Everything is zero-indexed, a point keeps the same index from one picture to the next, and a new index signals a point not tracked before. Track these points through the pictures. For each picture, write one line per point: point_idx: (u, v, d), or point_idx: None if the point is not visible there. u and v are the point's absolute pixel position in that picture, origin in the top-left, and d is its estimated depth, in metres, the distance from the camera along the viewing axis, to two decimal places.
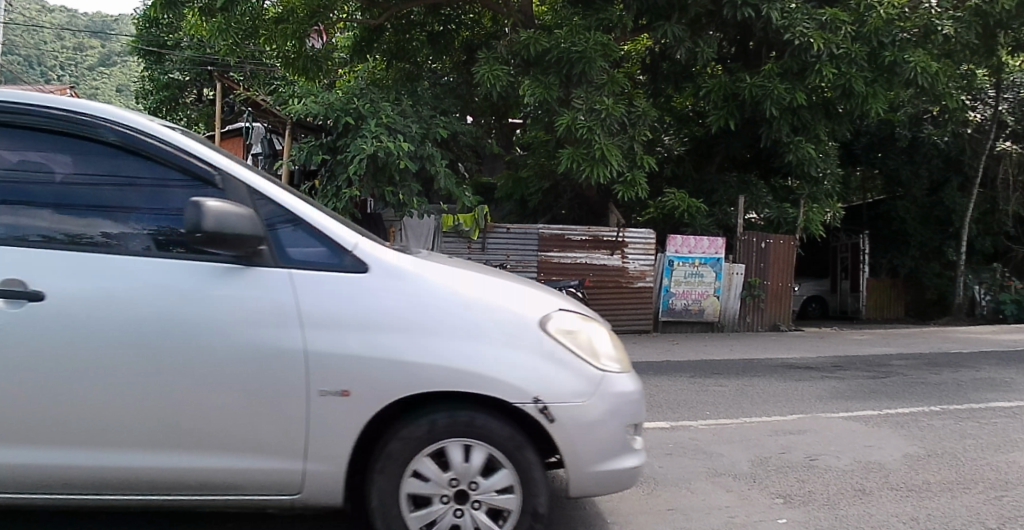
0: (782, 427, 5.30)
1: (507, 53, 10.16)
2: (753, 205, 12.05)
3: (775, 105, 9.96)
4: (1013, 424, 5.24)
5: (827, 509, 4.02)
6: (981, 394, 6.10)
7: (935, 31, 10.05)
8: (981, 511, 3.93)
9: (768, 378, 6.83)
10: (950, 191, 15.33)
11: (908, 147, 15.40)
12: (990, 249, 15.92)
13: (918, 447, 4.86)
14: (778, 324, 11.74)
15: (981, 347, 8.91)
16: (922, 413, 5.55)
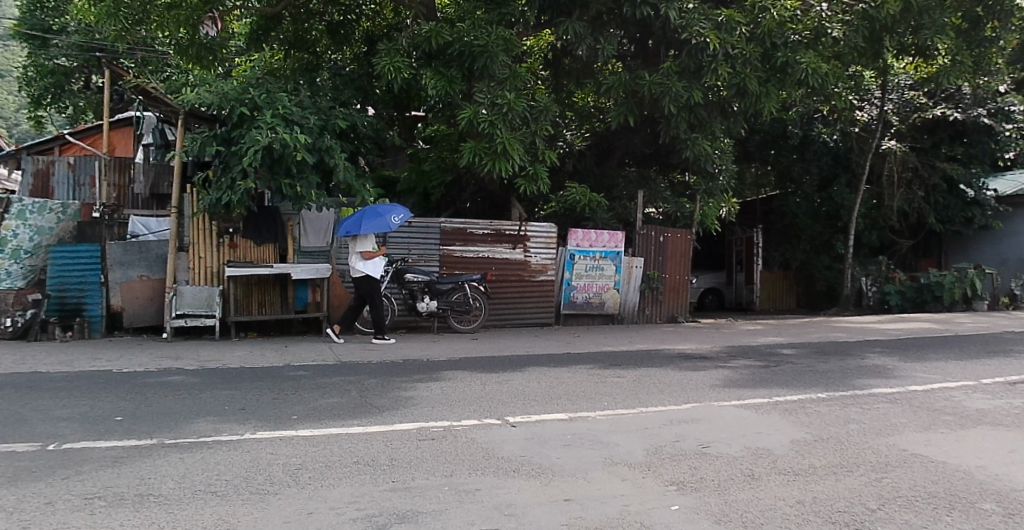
0: (676, 415, 5.43)
1: (408, 45, 9.96)
2: (652, 200, 12.31)
3: (673, 102, 10.18)
4: (893, 409, 5.50)
5: (718, 494, 4.20)
6: (865, 381, 6.39)
7: (825, 35, 10.57)
8: (863, 493, 4.20)
9: (664, 369, 6.96)
10: (838, 186, 16.24)
11: (800, 146, 16.44)
12: (876, 243, 17.23)
13: (805, 433, 5.05)
14: (676, 316, 12.40)
15: (869, 336, 9.40)
16: (809, 400, 5.76)
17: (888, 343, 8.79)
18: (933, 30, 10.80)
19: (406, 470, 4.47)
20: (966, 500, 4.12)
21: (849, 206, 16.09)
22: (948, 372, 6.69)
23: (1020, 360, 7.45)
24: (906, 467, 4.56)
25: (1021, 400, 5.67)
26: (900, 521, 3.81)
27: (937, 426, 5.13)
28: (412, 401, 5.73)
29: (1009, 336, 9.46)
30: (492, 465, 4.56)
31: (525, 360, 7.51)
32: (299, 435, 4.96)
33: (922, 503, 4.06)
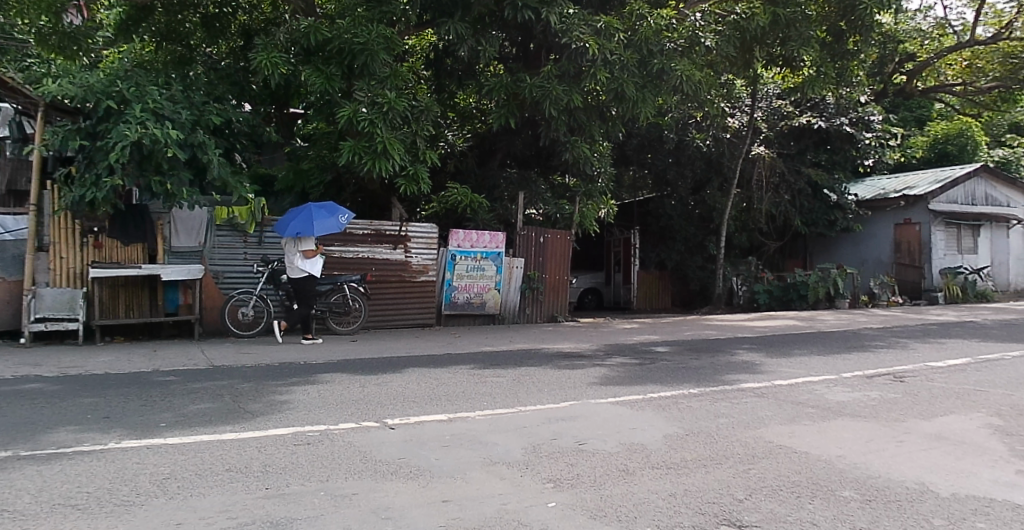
0: (554, 414, 5.51)
1: (286, 41, 10.09)
2: (532, 201, 12.77)
3: (554, 105, 10.36)
4: (759, 403, 5.77)
5: (592, 490, 4.29)
6: (733, 376, 6.71)
7: (699, 43, 11.13)
8: (730, 484, 4.39)
9: (544, 367, 7.08)
10: (712, 190, 17.79)
11: (675, 150, 17.52)
12: (746, 244, 19.11)
13: (677, 427, 5.22)
14: (556, 315, 12.88)
15: (741, 333, 9.94)
16: (681, 395, 5.96)
17: (759, 338, 9.32)
18: (801, 42, 11.65)
19: (280, 476, 4.36)
20: (825, 487, 4.37)
21: (719, 208, 17.70)
22: (810, 367, 7.13)
23: (871, 353, 8.08)
24: (771, 458, 4.77)
25: (874, 392, 6.11)
26: (764, 510, 4.01)
27: (801, 418, 5.41)
28: (287, 405, 5.63)
29: (868, 332, 10.29)
30: (370, 468, 4.50)
31: (406, 361, 7.50)
32: (167, 443, 4.79)
33: (785, 491, 4.29)
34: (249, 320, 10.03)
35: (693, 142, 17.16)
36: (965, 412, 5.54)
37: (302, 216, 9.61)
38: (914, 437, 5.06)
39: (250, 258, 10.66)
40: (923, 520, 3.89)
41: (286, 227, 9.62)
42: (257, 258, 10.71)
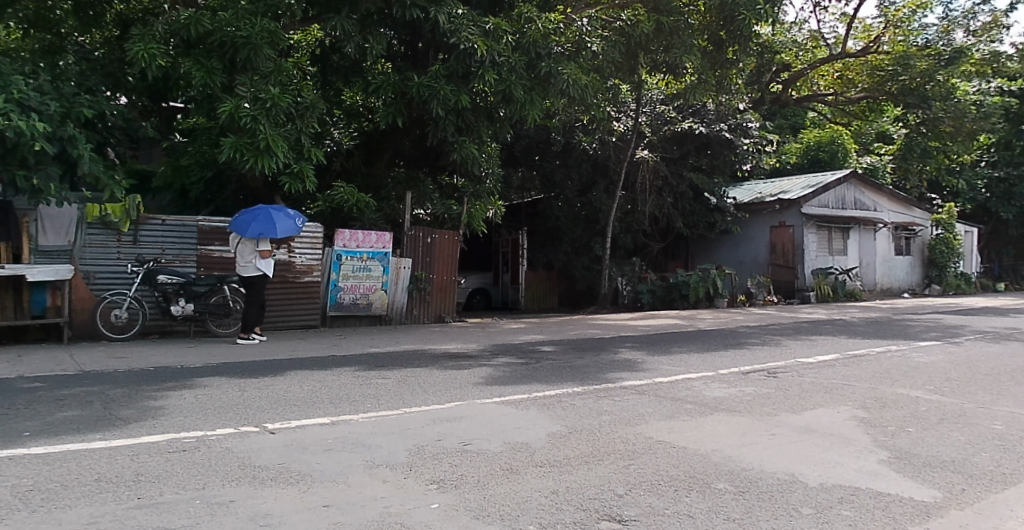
0: (439, 415, 5.53)
1: (164, 31, 9.88)
2: (420, 201, 13.23)
3: (441, 105, 10.56)
4: (640, 400, 5.96)
5: (476, 490, 4.32)
6: (614, 374, 6.92)
7: (586, 48, 11.37)
8: (611, 480, 4.51)
9: (429, 368, 7.10)
10: (597, 192, 18.87)
11: (563, 151, 18.39)
12: (630, 244, 20.32)
13: (561, 425, 5.31)
14: (444, 315, 13.28)
15: (626, 332, 10.32)
16: (564, 394, 6.08)
17: (642, 338, 9.68)
18: (682, 50, 12.58)
19: (155, 485, 4.17)
20: (702, 480, 4.55)
21: (604, 210, 18.90)
22: (689, 364, 7.43)
23: (745, 351, 8.57)
24: (651, 453, 4.92)
25: (748, 387, 6.42)
26: (644, 504, 4.15)
27: (680, 414, 5.61)
28: (162, 411, 5.47)
29: (744, 330, 10.91)
30: (249, 475, 4.39)
31: (291, 363, 7.41)
32: (32, 453, 4.54)
33: (664, 486, 4.44)
34: (123, 322, 9.86)
35: (580, 145, 17.98)
36: (831, 405, 5.92)
37: (261, 217, 9.97)
38: (786, 429, 5.33)
39: (123, 256, 10.37)
40: (793, 509, 4.13)
41: (245, 228, 9.89)
42: (131, 257, 10.44)
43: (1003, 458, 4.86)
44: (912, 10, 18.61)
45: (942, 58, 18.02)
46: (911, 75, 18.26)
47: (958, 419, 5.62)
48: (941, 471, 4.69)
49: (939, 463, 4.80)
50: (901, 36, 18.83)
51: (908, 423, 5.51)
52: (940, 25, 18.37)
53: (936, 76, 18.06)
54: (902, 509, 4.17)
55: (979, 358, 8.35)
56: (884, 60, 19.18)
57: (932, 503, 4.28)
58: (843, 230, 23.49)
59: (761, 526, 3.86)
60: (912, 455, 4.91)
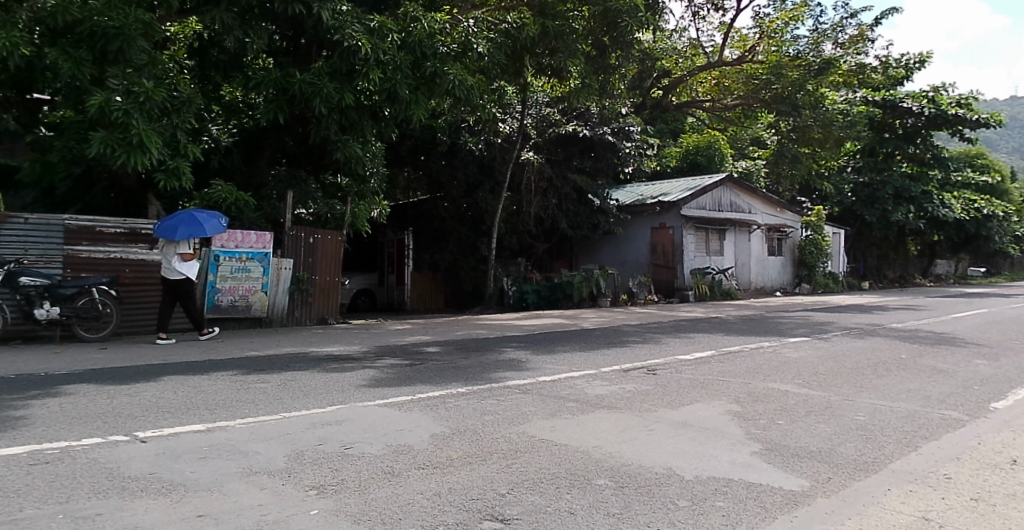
0: (321, 419, 5.43)
1: (27, 18, 9.36)
2: (302, 201, 13.30)
3: (324, 103, 10.38)
4: (523, 399, 6.03)
5: (357, 494, 4.22)
6: (497, 373, 7.01)
7: (472, 48, 11.62)
8: (494, 480, 4.51)
9: (310, 372, 6.98)
10: (482, 193, 19.54)
11: (449, 152, 19.09)
12: (514, 245, 21.10)
13: (444, 427, 5.29)
14: (326, 318, 13.29)
15: (512, 332, 10.50)
16: (448, 395, 6.09)
17: (527, 338, 9.89)
18: (567, 53, 13.23)
19: (10, 501, 3.84)
20: (583, 477, 4.61)
21: (490, 211, 19.50)
22: (573, 363, 7.60)
23: (625, 349, 8.85)
24: (534, 452, 4.96)
25: (629, 385, 6.61)
26: (525, 503, 4.18)
27: (562, 412, 5.69)
28: (23, 422, 5.15)
29: (626, 328, 11.31)
30: (117, 486, 4.14)
31: (164, 369, 7.12)
32: None
33: (546, 483, 4.48)
34: None
35: (466, 146, 18.73)
36: (707, 400, 6.16)
37: (187, 220, 10.18)
38: (664, 425, 5.48)
39: None
40: (670, 502, 4.25)
41: (172, 232, 10.03)
42: None
43: (865, 447, 5.18)
44: (784, 21, 19.66)
45: (812, 68, 19.12)
46: (782, 83, 19.24)
47: (825, 411, 5.98)
48: (808, 461, 4.92)
49: (806, 454, 5.03)
50: (775, 46, 19.83)
51: (779, 416, 5.80)
52: (810, 37, 19.57)
53: (806, 86, 19.11)
54: (774, 499, 4.37)
55: (841, 353, 8.99)
56: (758, 69, 20.09)
57: (801, 492, 4.49)
58: (720, 233, 24.78)
59: (640, 521, 3.95)
60: (782, 447, 5.13)
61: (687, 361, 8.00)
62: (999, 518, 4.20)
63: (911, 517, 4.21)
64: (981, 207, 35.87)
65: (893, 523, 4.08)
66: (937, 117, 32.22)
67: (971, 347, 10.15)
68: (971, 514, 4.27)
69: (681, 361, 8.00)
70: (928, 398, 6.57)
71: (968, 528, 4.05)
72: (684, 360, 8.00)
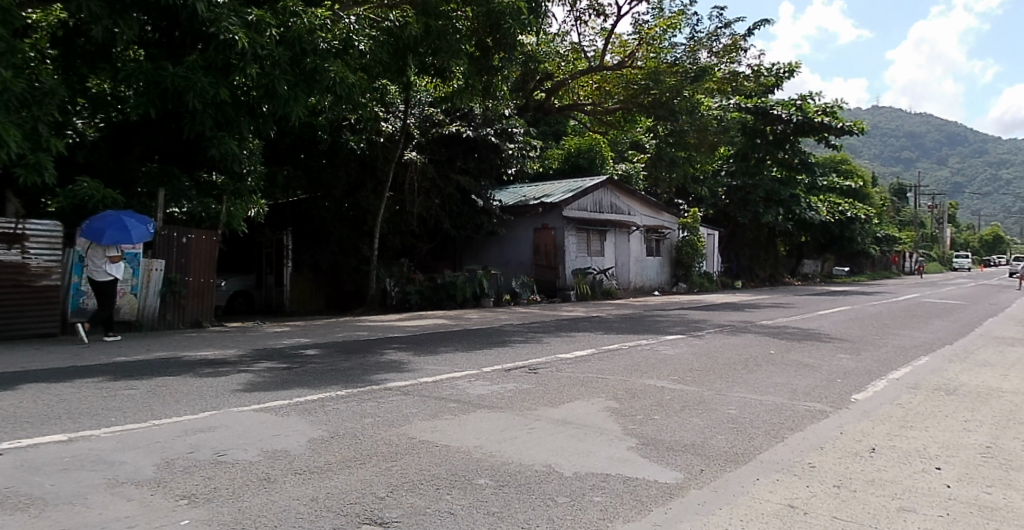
0: (194, 425, 5.25)
1: None
2: (174, 199, 12.72)
3: (198, 97, 10.15)
4: (403, 400, 5.99)
5: (231, 503, 4.04)
6: (376, 375, 6.96)
7: (352, 45, 11.39)
8: (373, 483, 4.44)
9: (181, 378, 6.73)
10: (364, 193, 19.56)
11: (330, 150, 18.63)
12: (397, 245, 21.13)
13: (323, 431, 5.19)
14: (202, 322, 13.00)
15: (393, 334, 10.51)
16: (326, 398, 5.99)
17: (410, 339, 9.88)
18: (450, 53, 13.21)
19: None
20: (464, 477, 4.59)
21: (372, 210, 19.68)
22: (456, 364, 7.64)
23: (507, 349, 8.98)
24: (413, 453, 4.92)
25: (511, 384, 6.69)
26: (404, 505, 4.12)
27: (443, 412, 5.69)
28: None
29: (508, 328, 11.49)
30: None
31: (18, 377, 6.71)
32: None
33: (426, 485, 4.43)
34: None
35: (348, 144, 18.37)
36: (587, 398, 6.30)
37: (115, 225, 10.38)
38: (544, 423, 5.54)
39: None
40: (550, 499, 4.30)
41: (99, 235, 10.22)
42: None
43: (735, 438, 5.39)
44: (662, 29, 20.36)
45: (688, 75, 20.17)
46: (661, 88, 19.94)
47: (699, 405, 6.21)
48: (683, 454, 5.06)
49: (681, 447, 5.18)
50: (653, 53, 20.44)
51: (656, 411, 5.97)
52: (687, 45, 20.65)
53: (682, 92, 20.00)
54: (649, 492, 4.48)
55: (715, 350, 9.43)
56: (637, 75, 20.64)
57: (675, 484, 4.61)
58: (599, 233, 25.48)
59: (519, 519, 3.97)
60: (658, 441, 5.27)
61: (567, 359, 8.24)
62: (857, 502, 4.44)
63: (779, 505, 4.39)
64: (843, 209, 41.83)
65: (760, 511, 4.24)
66: (806, 123, 33.01)
67: (832, 342, 10.87)
68: (833, 500, 4.49)
69: (561, 359, 8.23)
70: (796, 391, 6.96)
71: (828, 513, 4.27)
72: (564, 358, 8.23)
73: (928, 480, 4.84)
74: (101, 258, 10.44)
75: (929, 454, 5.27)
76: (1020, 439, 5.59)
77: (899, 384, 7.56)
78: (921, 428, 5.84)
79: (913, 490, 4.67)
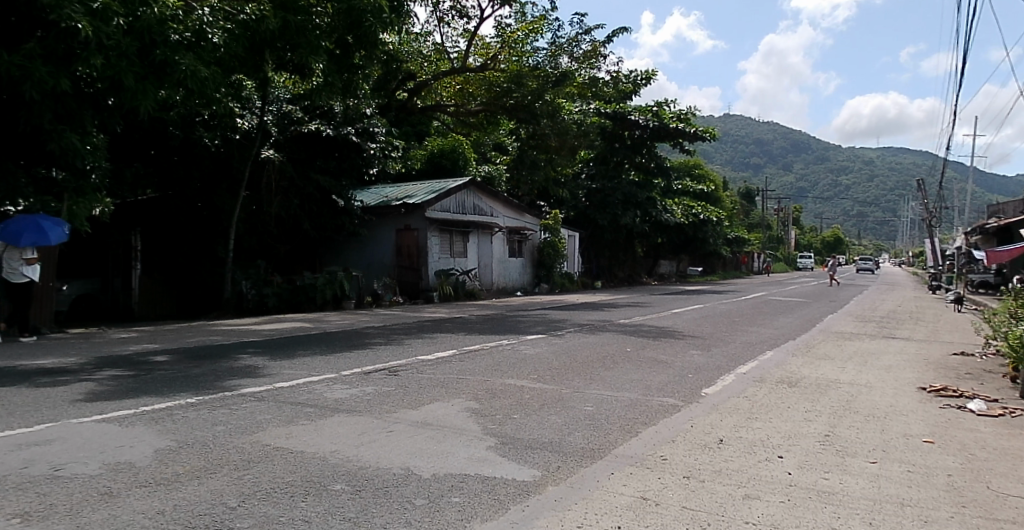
0: (29, 439, 4.93)
1: None
2: (9, 193, 11.84)
3: (36, 87, 9.56)
4: (257, 406, 5.88)
5: (65, 520, 3.72)
6: (229, 381, 6.80)
7: (206, 38, 11.00)
8: (224, 492, 4.22)
9: (15, 389, 6.31)
10: (219, 192, 19.30)
11: (181, 142, 18.34)
12: (254, 245, 20.90)
13: (171, 441, 5.00)
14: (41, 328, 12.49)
15: (244, 339, 10.28)
16: (175, 406, 5.80)
17: (266, 344, 9.65)
18: (308, 50, 13.16)
19: None
20: (318, 483, 4.46)
21: (227, 210, 19.41)
22: (313, 367, 7.62)
23: (367, 351, 9.00)
24: (266, 461, 4.79)
25: (370, 387, 6.74)
26: (255, 514, 3.92)
27: (299, 419, 5.61)
28: None
29: (368, 331, 11.46)
30: None
31: None
32: None
33: (279, 493, 4.26)
34: None
35: (200, 140, 18.41)
36: (447, 399, 6.40)
37: (30, 229, 11.16)
38: (403, 425, 5.56)
39: None
40: (407, 502, 4.22)
41: (15, 239, 11.07)
42: None
43: (591, 435, 5.57)
44: (525, 33, 20.64)
45: (549, 79, 20.63)
46: (523, 92, 20.30)
47: (556, 404, 6.42)
48: (541, 452, 5.16)
49: (539, 445, 5.30)
50: (516, 56, 20.60)
51: (514, 410, 6.13)
52: (548, 50, 21.10)
53: (544, 95, 20.48)
54: (507, 490, 4.50)
55: (573, 348, 9.81)
56: (499, 77, 20.68)
57: (532, 481, 4.67)
58: (462, 233, 25.81)
59: (375, 523, 3.86)
60: (516, 440, 5.37)
61: (432, 359, 8.49)
62: (706, 492, 4.61)
63: (632, 497, 4.50)
64: (695, 213, 44.79)
65: (614, 504, 4.32)
66: (661, 129, 34.98)
67: (685, 339, 11.47)
68: (683, 491, 4.64)
69: (426, 359, 8.48)
70: (649, 387, 7.31)
71: (679, 503, 4.42)
72: (429, 358, 8.48)
73: (771, 468, 5.11)
74: (18, 260, 11.43)
75: (772, 444, 5.60)
76: (854, 427, 6.14)
77: (747, 378, 8.17)
78: (765, 419, 6.28)
79: (757, 478, 4.91)
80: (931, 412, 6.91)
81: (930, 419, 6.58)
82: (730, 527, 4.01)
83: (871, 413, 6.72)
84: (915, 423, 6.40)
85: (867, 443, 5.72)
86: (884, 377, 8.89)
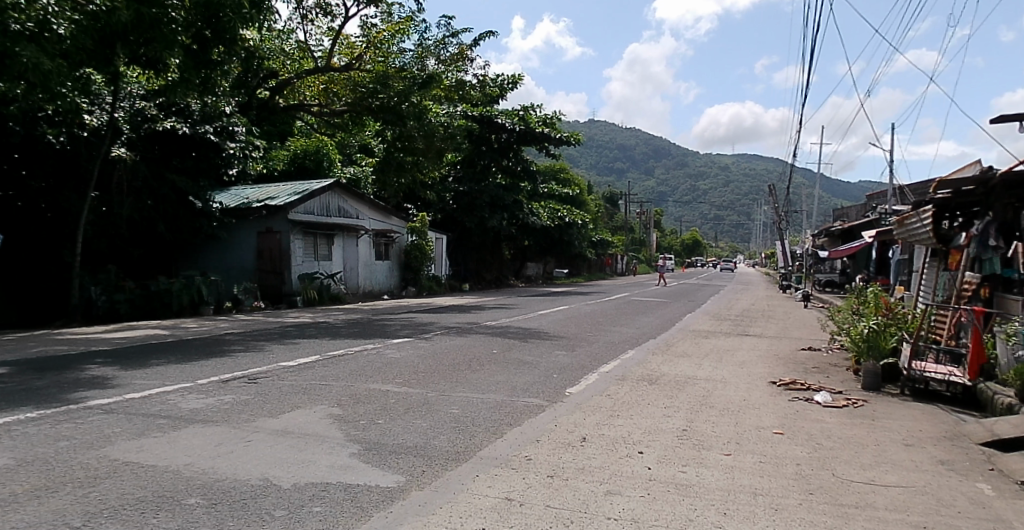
0: None
1: None
2: None
3: None
4: (107, 420, 5.63)
5: None
6: (74, 393, 6.47)
7: (49, 29, 10.51)
8: (67, 511, 3.95)
9: None
10: (63, 192, 18.21)
11: (22, 138, 17.23)
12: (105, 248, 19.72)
13: (8, 459, 4.68)
14: None
15: (88, 348, 9.73)
16: (13, 421, 5.44)
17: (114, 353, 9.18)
18: (163, 44, 12.46)
19: None
20: (172, 498, 4.26)
21: (74, 210, 18.29)
22: (168, 377, 7.33)
23: (228, 358, 8.77)
24: (116, 476, 4.56)
25: (226, 396, 6.57)
26: None
27: (151, 431, 5.41)
28: None
29: (227, 337, 11.12)
30: None
31: None
32: None
33: (129, 509, 4.03)
34: None
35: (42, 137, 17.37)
36: (310, 406, 6.32)
37: None
38: (263, 435, 5.46)
39: None
40: (266, 513, 4.10)
41: None
42: None
43: (456, 437, 5.66)
44: (390, 34, 20.53)
45: (416, 81, 20.41)
46: (389, 93, 20.10)
47: (423, 408, 6.46)
48: (404, 456, 5.18)
49: (403, 450, 5.32)
50: (382, 57, 20.53)
51: (378, 415, 6.15)
52: (415, 51, 21.02)
53: (410, 97, 20.31)
54: (370, 497, 4.47)
55: (440, 350, 9.93)
56: (365, 78, 20.46)
57: (396, 487, 4.65)
58: (327, 237, 25.42)
59: None
60: (380, 446, 5.36)
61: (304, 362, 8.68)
62: (569, 490, 4.73)
63: (496, 498, 4.56)
64: (562, 215, 44.00)
65: (478, 507, 4.35)
66: (527, 133, 37.34)
67: (552, 340, 11.73)
68: (546, 490, 4.74)
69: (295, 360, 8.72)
70: (515, 387, 7.47)
71: (542, 502, 4.52)
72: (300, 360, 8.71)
73: (632, 464, 5.30)
74: None
75: (632, 440, 5.83)
76: (710, 422, 6.48)
77: (609, 377, 8.53)
78: (625, 416, 6.56)
79: (618, 474, 5.09)
80: (782, 404, 7.39)
81: (780, 411, 7.03)
82: (591, 525, 4.10)
83: (726, 407, 7.11)
84: (766, 415, 6.83)
85: (722, 437, 6.04)
86: (739, 372, 9.46)
